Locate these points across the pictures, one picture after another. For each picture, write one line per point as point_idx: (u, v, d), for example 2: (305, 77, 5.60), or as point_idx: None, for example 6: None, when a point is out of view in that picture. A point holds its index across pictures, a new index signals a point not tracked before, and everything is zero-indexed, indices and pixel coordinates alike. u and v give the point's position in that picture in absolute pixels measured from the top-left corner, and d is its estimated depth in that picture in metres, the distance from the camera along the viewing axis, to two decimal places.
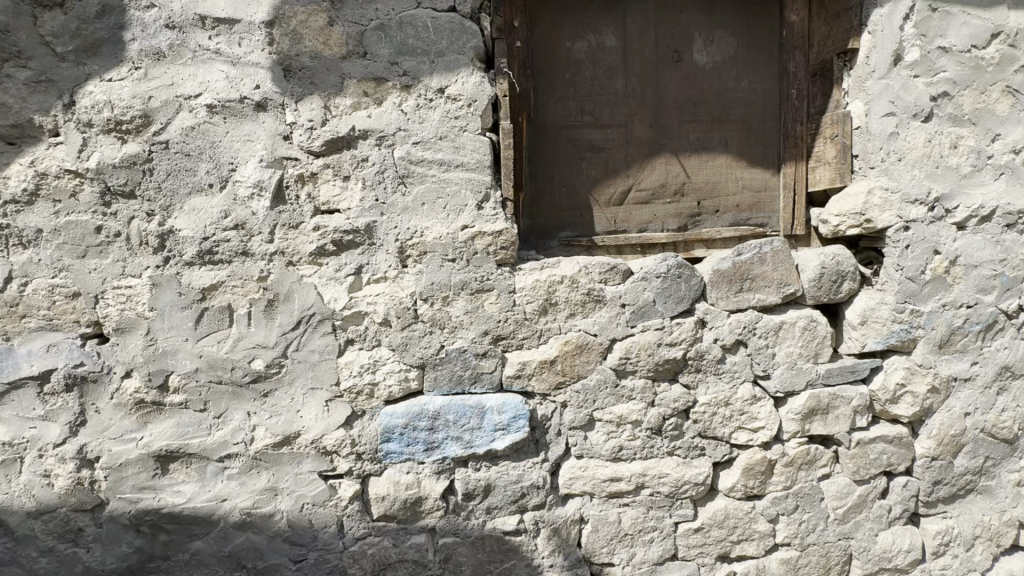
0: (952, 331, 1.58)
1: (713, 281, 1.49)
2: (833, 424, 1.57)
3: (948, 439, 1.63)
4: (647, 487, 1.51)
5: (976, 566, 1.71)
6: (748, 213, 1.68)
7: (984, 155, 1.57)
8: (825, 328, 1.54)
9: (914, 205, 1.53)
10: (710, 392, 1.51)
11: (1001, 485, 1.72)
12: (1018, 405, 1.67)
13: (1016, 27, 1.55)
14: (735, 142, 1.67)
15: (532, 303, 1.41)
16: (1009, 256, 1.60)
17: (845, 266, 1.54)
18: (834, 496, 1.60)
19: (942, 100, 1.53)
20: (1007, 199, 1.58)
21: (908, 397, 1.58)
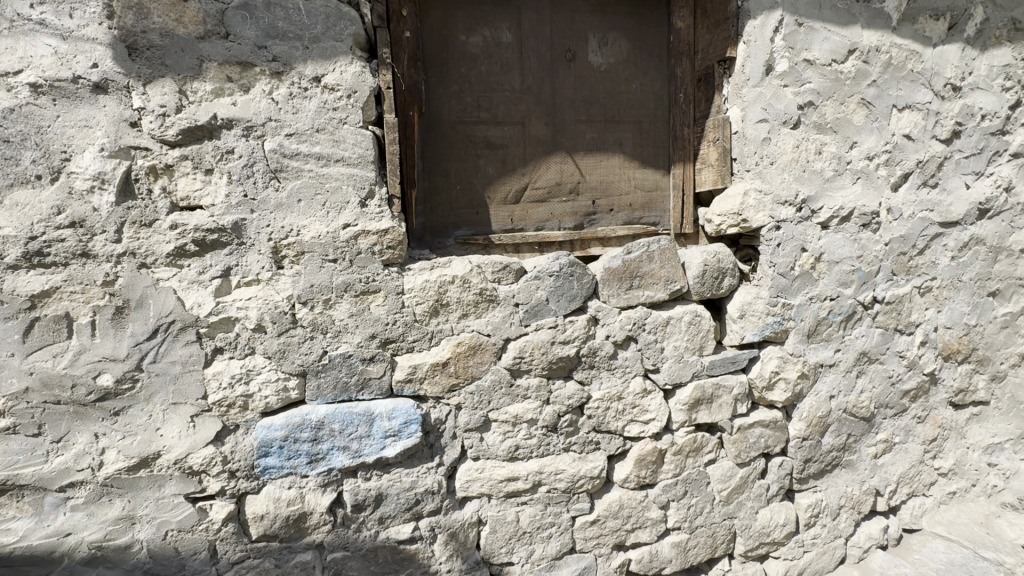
0: (819, 321, 1.73)
1: (603, 280, 1.52)
2: (717, 413, 1.66)
3: (817, 420, 1.78)
4: (544, 484, 1.53)
5: (841, 533, 1.90)
6: (640, 212, 1.74)
7: (844, 160, 1.72)
8: (709, 322, 1.63)
9: (784, 206, 1.65)
10: (603, 387, 1.55)
11: (862, 458, 1.91)
12: (874, 387, 1.87)
13: (868, 45, 1.70)
14: (628, 143, 1.72)
15: (423, 304, 1.37)
16: (865, 253, 1.77)
17: (725, 263, 1.64)
18: (719, 480, 1.70)
19: (808, 108, 1.65)
20: (862, 201, 1.75)
21: (782, 384, 1.70)
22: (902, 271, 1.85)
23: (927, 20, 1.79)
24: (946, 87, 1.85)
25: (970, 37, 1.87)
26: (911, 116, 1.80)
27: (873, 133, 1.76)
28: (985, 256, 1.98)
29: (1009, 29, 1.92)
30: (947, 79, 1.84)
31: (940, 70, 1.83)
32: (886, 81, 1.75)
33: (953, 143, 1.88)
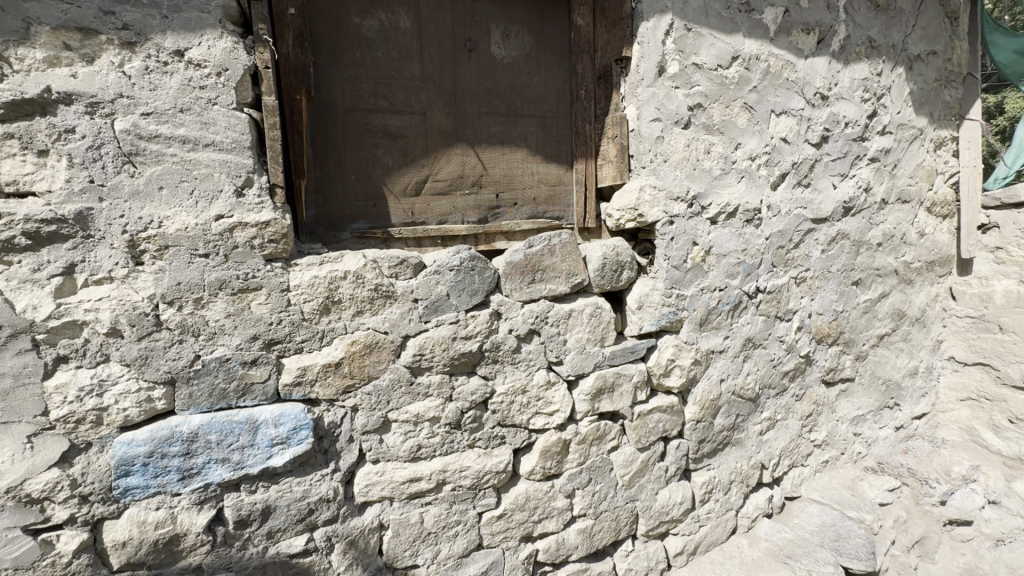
0: (709, 311, 1.85)
1: (505, 274, 1.51)
2: (618, 401, 1.72)
3: (709, 403, 1.91)
4: (448, 482, 1.50)
5: (732, 506, 2.05)
6: (544, 206, 1.77)
7: (729, 160, 1.84)
8: (609, 314, 1.68)
9: (677, 202, 1.73)
10: (507, 381, 1.55)
11: (749, 436, 2.07)
12: (758, 369, 2.03)
13: (750, 53, 1.83)
14: (532, 137, 1.73)
15: (312, 301, 1.29)
16: (749, 246, 1.91)
17: (623, 257, 1.70)
18: (622, 466, 1.77)
19: (697, 110, 1.75)
20: (746, 198, 1.88)
21: (677, 370, 1.80)
22: (781, 263, 2.02)
23: (800, 33, 1.96)
24: (816, 96, 2.04)
25: (836, 51, 2.07)
26: (787, 121, 1.97)
27: (755, 135, 1.90)
28: (849, 249, 2.22)
29: (866, 46, 2.16)
30: (816, 89, 2.03)
31: (810, 80, 2.01)
32: (765, 87, 1.89)
33: (823, 147, 2.08)
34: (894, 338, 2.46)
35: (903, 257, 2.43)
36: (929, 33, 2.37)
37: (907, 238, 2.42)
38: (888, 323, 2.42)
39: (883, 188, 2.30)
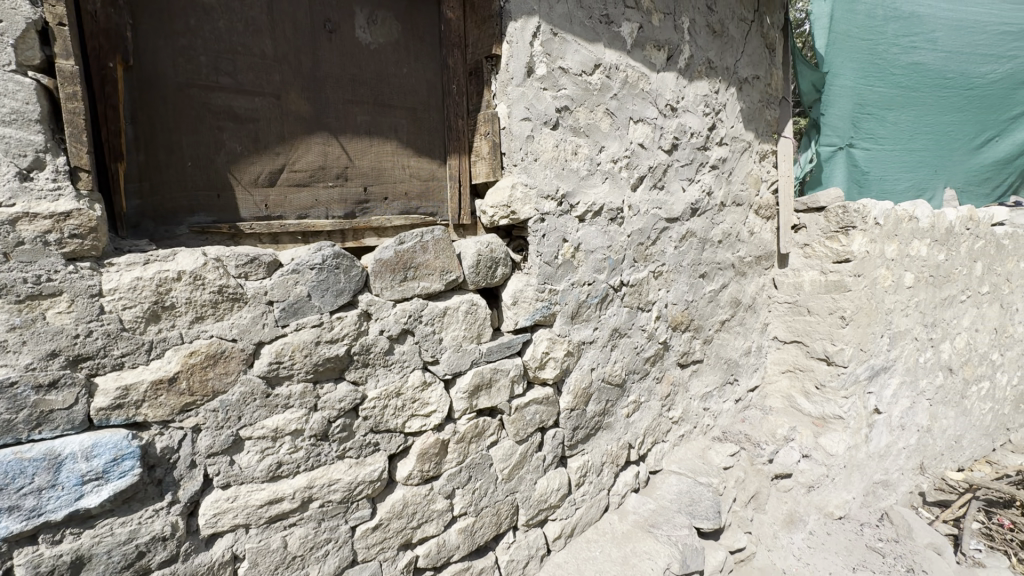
0: (580, 304, 1.95)
1: (375, 272, 1.43)
2: (496, 396, 1.74)
3: (581, 391, 2.01)
4: (315, 499, 1.39)
5: (604, 485, 2.20)
6: (417, 201, 1.72)
7: (595, 162, 1.95)
8: (484, 311, 1.68)
9: (547, 200, 1.79)
10: (380, 385, 1.48)
11: (618, 419, 2.23)
12: (624, 357, 2.20)
13: (610, 63, 1.97)
14: (402, 130, 1.67)
15: (134, 308, 1.09)
16: (613, 243, 2.06)
17: (498, 253, 1.72)
18: (501, 460, 1.79)
19: (564, 112, 1.83)
20: (610, 198, 2.02)
21: (552, 362, 1.88)
22: (641, 258, 2.20)
23: (653, 49, 2.15)
24: (667, 107, 2.26)
25: (682, 68, 2.31)
26: (643, 128, 2.15)
27: (617, 140, 2.04)
28: (697, 246, 2.50)
29: (706, 67, 2.45)
30: (667, 101, 2.25)
31: (662, 92, 2.22)
32: (624, 96, 2.05)
33: (673, 153, 2.31)
34: (733, 323, 2.84)
35: (738, 252, 2.80)
36: (754, 60, 2.76)
37: (741, 236, 2.80)
38: (728, 310, 2.78)
39: (721, 192, 2.63)
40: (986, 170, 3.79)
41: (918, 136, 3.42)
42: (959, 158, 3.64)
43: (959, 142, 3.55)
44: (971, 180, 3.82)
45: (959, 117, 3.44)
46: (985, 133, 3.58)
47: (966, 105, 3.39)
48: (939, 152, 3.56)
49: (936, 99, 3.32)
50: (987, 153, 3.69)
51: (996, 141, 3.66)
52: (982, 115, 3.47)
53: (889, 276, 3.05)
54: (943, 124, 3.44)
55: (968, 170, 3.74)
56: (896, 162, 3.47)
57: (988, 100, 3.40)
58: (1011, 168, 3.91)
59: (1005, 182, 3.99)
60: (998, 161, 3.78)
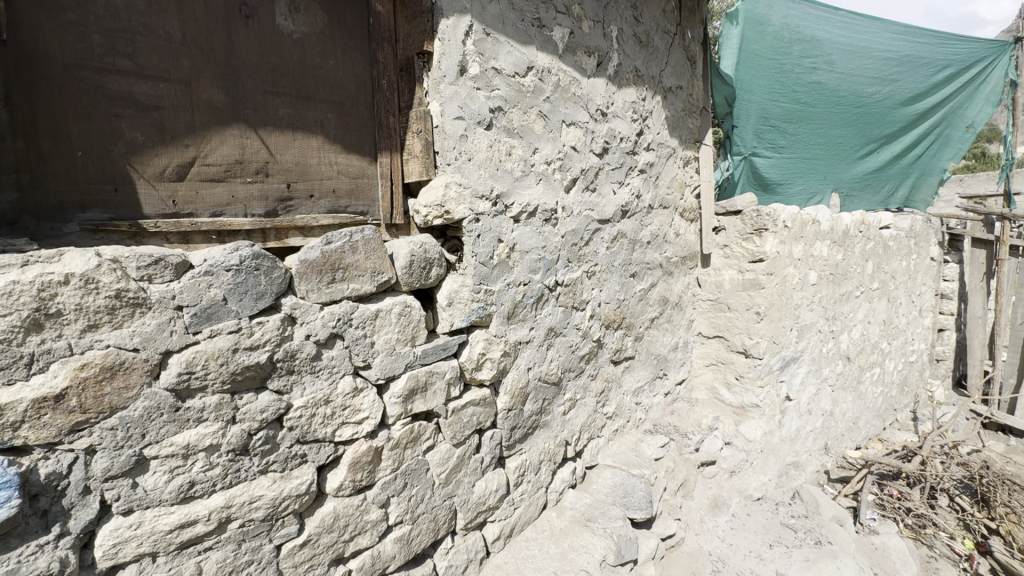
0: (515, 304, 1.96)
1: (300, 273, 1.36)
2: (432, 399, 1.71)
3: (518, 391, 2.02)
4: (235, 519, 1.29)
5: (542, 483, 2.22)
6: (346, 200, 1.65)
7: (529, 163, 1.98)
8: (419, 312, 1.65)
9: (482, 200, 1.79)
10: (307, 393, 1.40)
11: (555, 417, 2.27)
12: (560, 356, 2.24)
13: (542, 66, 2.00)
14: (328, 125, 1.59)
15: (9, 316, 0.96)
16: (548, 243, 2.09)
17: (432, 253, 1.68)
18: (438, 464, 1.76)
19: (498, 113, 1.84)
20: (544, 199, 2.05)
21: (488, 363, 1.87)
22: (575, 259, 2.26)
23: (584, 55, 2.21)
24: (598, 111, 2.32)
25: (611, 74, 2.39)
26: (575, 131, 2.20)
27: (550, 142, 2.08)
28: (627, 246, 2.60)
29: (634, 75, 2.55)
30: (597, 105, 2.32)
31: (593, 97, 2.29)
32: (556, 99, 2.09)
33: (604, 157, 2.39)
34: (661, 320, 2.98)
35: (665, 253, 2.95)
36: (677, 71, 2.92)
37: (668, 237, 2.95)
38: (657, 308, 2.92)
39: (649, 195, 2.75)
40: (867, 177, 4.28)
41: (811, 146, 3.80)
42: (846, 167, 4.08)
43: (846, 152, 3.99)
44: (854, 185, 4.30)
45: (847, 131, 3.85)
46: (867, 145, 4.03)
47: (853, 120, 3.81)
48: (830, 160, 3.96)
49: (828, 114, 3.69)
50: (869, 163, 4.16)
51: (876, 153, 4.13)
52: (865, 130, 3.91)
53: (797, 275, 3.34)
54: (833, 136, 3.84)
55: (853, 177, 4.20)
56: (791, 168, 3.86)
57: (870, 117, 3.83)
58: (887, 177, 4.43)
59: (881, 189, 4.52)
60: (877, 170, 4.27)
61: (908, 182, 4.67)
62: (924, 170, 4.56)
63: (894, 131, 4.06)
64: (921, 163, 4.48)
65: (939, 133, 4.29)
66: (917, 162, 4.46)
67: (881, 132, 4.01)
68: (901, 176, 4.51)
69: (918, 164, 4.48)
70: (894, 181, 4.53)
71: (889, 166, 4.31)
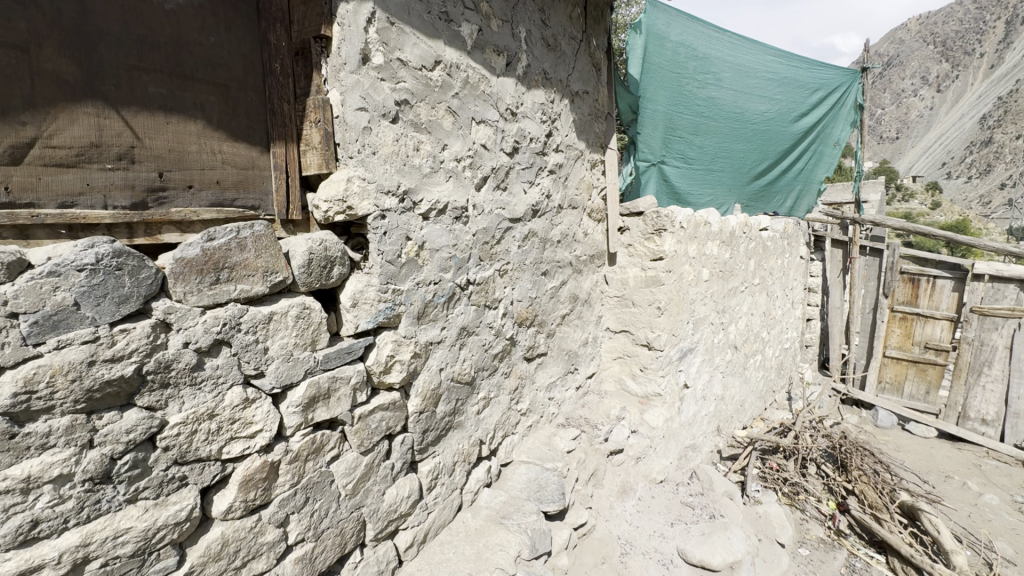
0: (425, 303, 1.91)
1: (176, 274, 1.21)
2: (336, 407, 1.61)
3: (430, 393, 1.98)
4: (94, 558, 1.11)
5: (457, 484, 2.19)
6: (233, 192, 1.49)
7: (437, 159, 1.94)
8: (319, 314, 1.55)
9: (387, 196, 1.73)
10: (186, 408, 1.25)
11: (469, 417, 2.25)
12: (473, 355, 2.22)
13: (451, 61, 1.97)
14: (209, 108, 1.43)
15: None
16: (458, 242, 2.07)
17: (333, 252, 1.58)
18: (343, 475, 1.66)
19: (404, 106, 1.78)
20: (454, 197, 2.02)
21: (397, 365, 1.81)
22: (486, 258, 2.25)
23: (493, 54, 2.21)
24: (507, 111, 2.34)
25: (520, 75, 2.42)
26: (485, 129, 2.20)
27: (459, 139, 2.06)
28: (538, 245, 2.65)
29: (542, 77, 2.61)
30: (507, 105, 2.33)
31: (502, 96, 2.30)
32: (465, 96, 2.07)
33: (514, 156, 2.41)
34: (572, 317, 3.07)
35: (575, 252, 3.04)
36: (583, 76, 3.03)
37: (577, 237, 3.05)
38: (568, 304, 3.01)
39: (559, 195, 2.82)
40: (757, 189, 4.67)
41: (711, 158, 4.05)
42: (742, 179, 4.38)
43: (741, 167, 4.30)
44: (747, 198, 4.65)
45: (740, 145, 4.17)
46: (757, 160, 4.40)
47: (745, 136, 4.14)
48: (728, 173, 4.23)
49: (724, 129, 3.98)
50: (759, 176, 4.54)
51: (765, 168, 4.52)
52: (755, 145, 4.27)
53: (692, 272, 3.61)
54: (731, 150, 4.13)
55: (747, 189, 4.54)
56: (696, 179, 4.03)
57: (758, 132, 4.22)
58: (773, 190, 4.87)
59: (768, 202, 4.96)
60: (765, 183, 4.68)
61: (790, 196, 5.17)
62: (801, 184, 5.09)
63: (778, 148, 4.48)
64: (799, 178, 5.01)
65: (811, 151, 4.84)
66: (796, 178, 4.97)
67: (768, 149, 4.40)
68: (783, 190, 5.00)
69: (796, 179, 4.99)
70: (778, 194, 5.00)
71: (774, 180, 4.75)
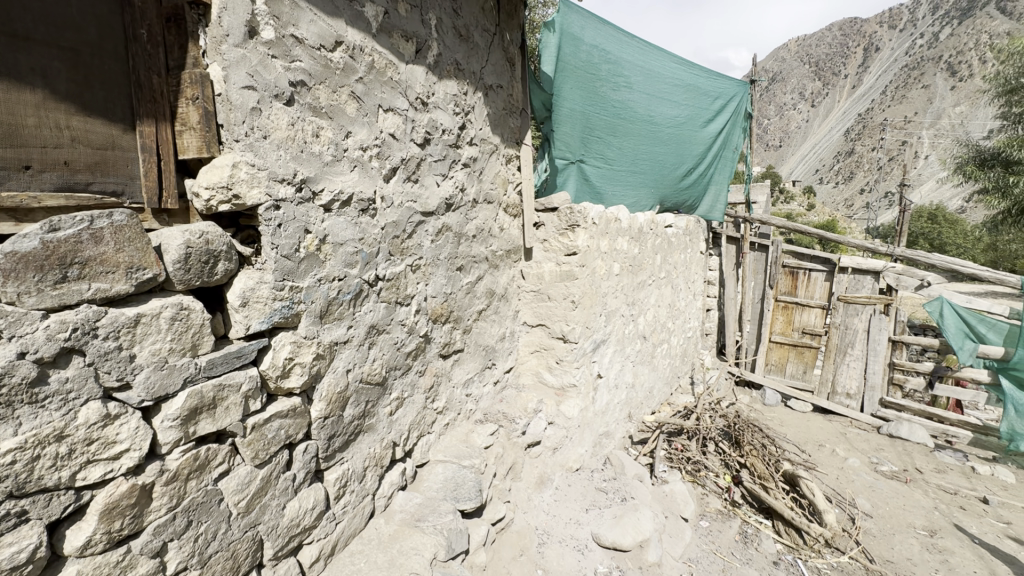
0: (329, 301, 1.79)
1: (5, 271, 1.02)
2: (223, 418, 1.45)
3: (336, 396, 1.86)
4: None
5: (368, 491, 2.09)
6: (88, 175, 1.27)
7: (340, 147, 1.82)
8: (200, 316, 1.39)
9: (282, 184, 1.58)
10: (24, 430, 1.05)
11: (380, 419, 2.15)
12: (383, 354, 2.13)
13: (353, 43, 1.85)
14: (52, 75, 1.19)
15: None
16: (365, 235, 1.96)
17: (217, 245, 1.41)
18: (234, 492, 1.50)
19: (300, 88, 1.64)
20: (359, 187, 1.91)
21: (297, 369, 1.68)
22: (396, 252, 2.16)
23: (401, 39, 2.12)
24: (417, 100, 2.25)
25: (431, 64, 2.34)
26: (393, 118, 2.10)
27: (365, 127, 1.94)
28: (452, 240, 2.60)
29: (454, 67, 2.55)
30: (417, 94, 2.24)
31: (411, 85, 2.21)
32: (371, 81, 1.96)
33: (426, 148, 2.33)
34: (489, 312, 3.06)
35: (490, 246, 3.03)
36: (497, 70, 3.01)
37: (492, 232, 3.03)
38: (484, 300, 2.98)
39: (473, 189, 2.78)
40: (669, 190, 4.90)
41: (626, 160, 4.19)
42: (654, 181, 4.57)
43: (654, 168, 4.48)
44: (659, 199, 4.85)
45: (652, 147, 4.35)
46: (669, 161, 4.61)
47: (655, 138, 4.34)
48: (643, 173, 4.39)
49: (636, 131, 4.14)
50: (671, 178, 4.76)
51: (675, 170, 4.75)
52: (665, 148, 4.49)
53: (603, 266, 3.75)
54: (644, 152, 4.30)
55: (659, 190, 4.74)
56: (612, 179, 4.13)
57: (666, 136, 4.44)
58: (682, 192, 5.13)
59: (677, 203, 5.22)
60: (676, 185, 4.92)
61: (697, 198, 5.50)
62: (706, 187, 5.44)
63: (686, 151, 4.74)
64: (705, 181, 5.35)
65: (715, 155, 5.19)
66: (702, 181, 5.28)
67: (677, 152, 4.64)
68: (691, 192, 5.29)
69: (703, 181, 5.31)
70: (687, 196, 5.28)
71: (684, 182, 5.00)
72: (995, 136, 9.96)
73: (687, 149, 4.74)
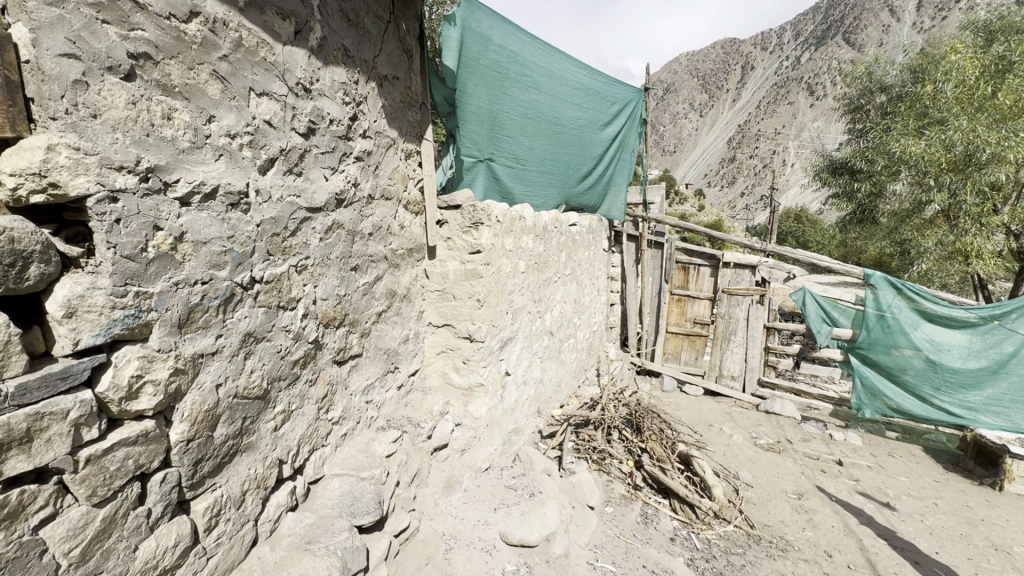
0: (189, 309, 1.58)
1: None
2: (45, 451, 1.21)
3: (202, 416, 1.65)
4: None
5: (248, 517, 1.88)
6: None
7: (199, 133, 1.61)
8: (5, 330, 1.14)
9: (120, 172, 1.35)
10: None
11: (262, 436, 1.94)
12: (264, 364, 1.92)
13: (213, 15, 1.63)
14: None
15: None
16: (236, 233, 1.75)
17: (27, 245, 1.17)
18: (65, 539, 1.25)
19: (143, 63, 1.41)
20: (227, 179, 1.71)
21: (149, 387, 1.46)
22: (277, 252, 1.96)
23: (276, 16, 1.92)
24: (298, 85, 2.07)
25: (313, 47, 2.16)
26: (268, 103, 1.90)
27: (232, 111, 1.73)
28: (345, 238, 2.43)
29: (342, 53, 2.37)
30: (297, 79, 2.05)
31: (290, 68, 2.02)
32: (238, 60, 1.75)
33: (310, 138, 2.15)
34: (389, 313, 2.92)
35: (390, 245, 2.88)
36: (392, 60, 2.86)
37: (392, 229, 2.89)
38: (384, 301, 2.84)
39: (368, 184, 2.63)
40: (573, 189, 5.02)
41: (532, 159, 4.21)
42: (558, 180, 4.65)
43: (558, 168, 4.56)
44: (564, 198, 4.94)
45: (556, 147, 4.42)
46: (572, 161, 4.73)
47: (558, 139, 4.42)
48: (548, 173, 4.44)
49: (540, 130, 4.18)
50: (574, 177, 4.89)
51: (578, 171, 4.88)
52: (568, 148, 4.59)
53: (509, 264, 3.74)
54: (548, 152, 4.35)
55: (564, 189, 4.84)
56: (518, 178, 4.13)
57: (568, 137, 4.55)
58: (584, 192, 5.29)
59: (581, 202, 5.38)
60: (579, 184, 5.06)
61: (599, 198, 5.72)
62: (607, 186, 5.68)
63: (587, 152, 4.89)
64: (606, 181, 5.58)
65: (613, 157, 5.44)
66: (602, 181, 5.50)
67: (579, 152, 4.78)
68: (593, 192, 5.48)
69: (603, 182, 5.53)
70: (590, 196, 5.47)
71: (586, 182, 5.17)
72: (844, 148, 11.52)
73: (588, 150, 4.90)
